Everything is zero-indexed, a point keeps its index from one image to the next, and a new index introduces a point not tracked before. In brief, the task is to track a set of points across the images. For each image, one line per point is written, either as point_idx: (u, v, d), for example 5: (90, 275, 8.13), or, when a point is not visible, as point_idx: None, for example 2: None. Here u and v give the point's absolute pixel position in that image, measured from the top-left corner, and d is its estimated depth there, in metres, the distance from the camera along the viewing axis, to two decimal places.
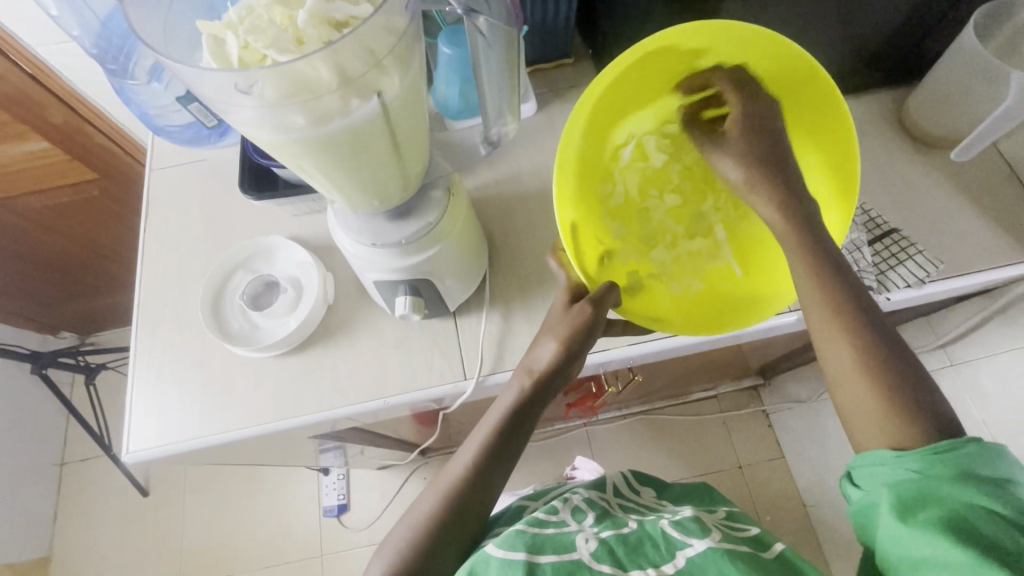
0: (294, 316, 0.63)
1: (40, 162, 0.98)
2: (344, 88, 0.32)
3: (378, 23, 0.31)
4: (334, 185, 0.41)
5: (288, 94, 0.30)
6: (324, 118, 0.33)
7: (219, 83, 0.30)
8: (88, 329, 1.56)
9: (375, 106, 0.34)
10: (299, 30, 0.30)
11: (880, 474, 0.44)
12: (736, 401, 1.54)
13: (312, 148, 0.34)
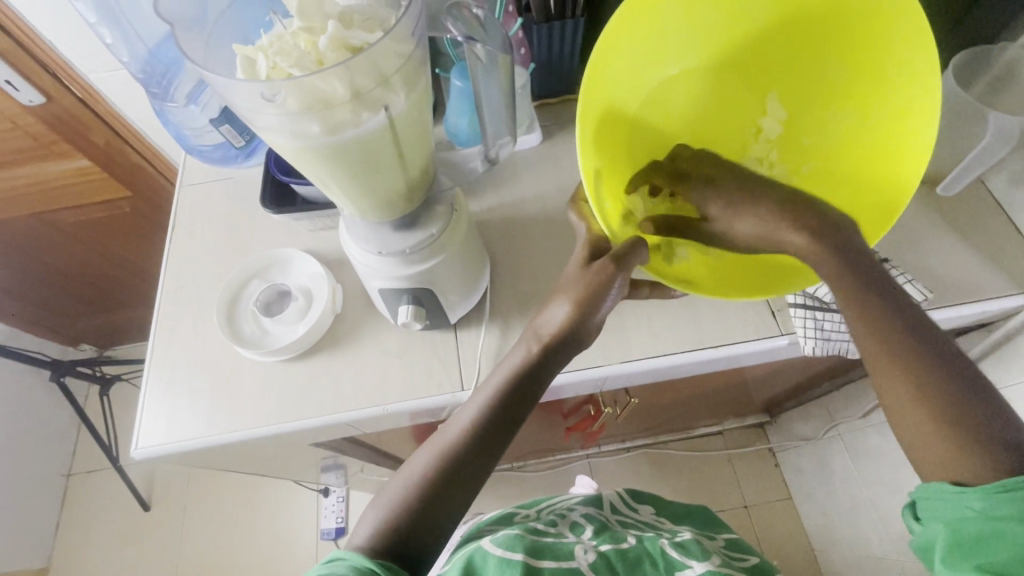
0: (303, 323, 0.66)
1: (80, 179, 1.06)
2: (356, 102, 0.36)
3: (386, 46, 0.35)
4: (345, 192, 0.45)
5: (305, 106, 0.35)
6: (337, 127, 0.37)
7: (248, 92, 0.35)
8: (107, 342, 1.61)
9: (383, 118, 0.38)
10: (319, 52, 0.34)
11: (940, 507, 0.46)
12: (742, 438, 1.52)
13: (327, 154, 0.38)
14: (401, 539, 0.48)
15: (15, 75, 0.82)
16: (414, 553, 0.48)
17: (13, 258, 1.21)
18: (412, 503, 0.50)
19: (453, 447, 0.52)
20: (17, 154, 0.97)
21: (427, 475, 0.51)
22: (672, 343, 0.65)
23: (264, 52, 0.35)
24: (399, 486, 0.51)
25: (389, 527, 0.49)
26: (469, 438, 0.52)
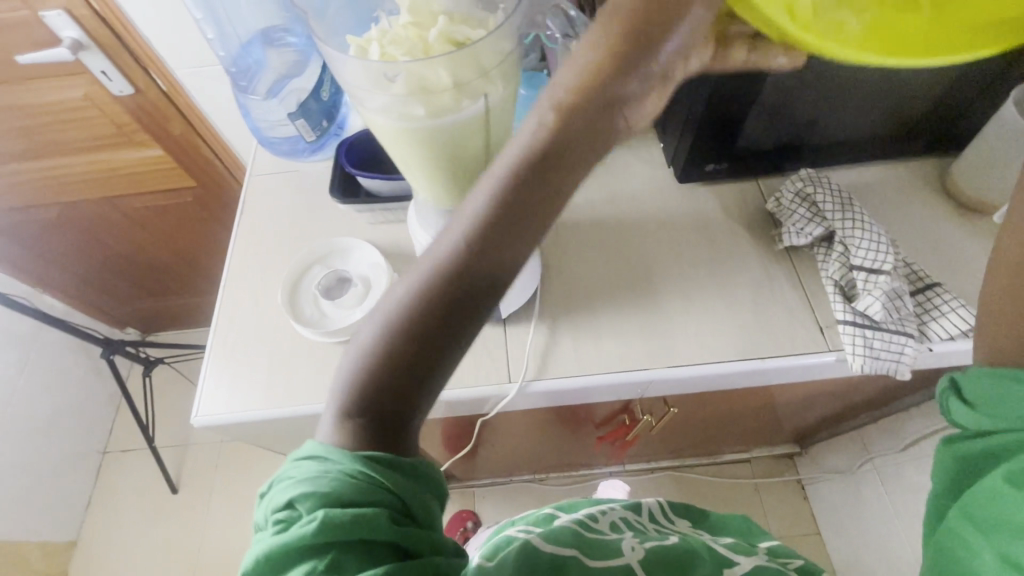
0: (360, 308, 0.69)
1: (151, 167, 1.12)
2: (458, 89, 0.38)
3: (490, 41, 0.38)
4: (428, 175, 0.47)
5: (412, 90, 0.38)
6: (438, 113, 0.39)
7: (363, 73, 0.38)
8: (151, 327, 1.68)
9: (480, 107, 0.40)
10: (428, 44, 0.38)
11: (1012, 397, 0.42)
12: (770, 468, 1.49)
13: (424, 138, 0.41)
14: (378, 403, 0.32)
15: (110, 66, 0.88)
16: (402, 421, 0.33)
17: (81, 238, 1.29)
18: (383, 359, 0.32)
19: (445, 264, 0.32)
20: (99, 139, 1.04)
21: (402, 313, 0.32)
22: (719, 352, 0.66)
23: (380, 41, 0.38)
24: (366, 336, 0.33)
25: (358, 387, 0.33)
26: (468, 255, 0.32)
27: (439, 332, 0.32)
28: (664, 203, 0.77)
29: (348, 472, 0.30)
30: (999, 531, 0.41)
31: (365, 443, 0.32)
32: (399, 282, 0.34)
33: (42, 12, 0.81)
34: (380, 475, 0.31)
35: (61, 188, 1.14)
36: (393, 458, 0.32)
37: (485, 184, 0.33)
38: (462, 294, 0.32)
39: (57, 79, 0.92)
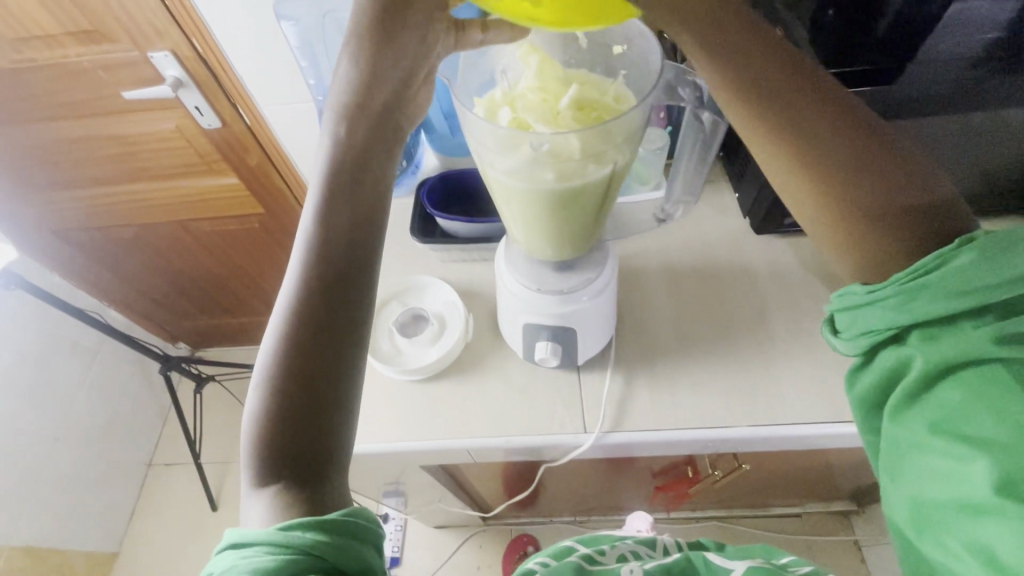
0: (436, 347, 0.70)
1: (225, 194, 1.17)
2: (587, 157, 0.40)
3: (629, 113, 0.39)
4: (535, 226, 0.49)
5: (543, 157, 0.39)
6: (566, 177, 0.41)
7: (496, 137, 0.40)
8: (201, 343, 1.72)
9: (606, 171, 0.41)
10: (559, 111, 0.39)
11: (864, 315, 0.44)
12: (825, 525, 1.41)
13: (549, 199, 0.42)
14: (287, 462, 0.38)
15: (204, 102, 0.94)
16: (315, 468, 0.38)
17: (151, 258, 1.35)
18: (273, 428, 0.38)
19: (290, 339, 0.39)
20: (182, 167, 1.10)
21: (277, 390, 0.39)
22: (803, 412, 0.63)
23: (516, 107, 0.40)
24: (252, 413, 0.39)
25: (265, 454, 0.38)
26: (309, 333, 0.40)
27: (310, 387, 0.39)
28: (739, 253, 0.76)
29: (279, 541, 0.34)
30: (903, 464, 0.42)
31: (289, 501, 0.37)
32: (262, 359, 0.40)
33: (150, 53, 0.88)
34: (313, 531, 0.35)
35: (140, 212, 1.20)
36: (320, 519, 0.35)
37: (292, 273, 0.41)
38: (311, 354, 0.39)
39: (153, 113, 0.99)
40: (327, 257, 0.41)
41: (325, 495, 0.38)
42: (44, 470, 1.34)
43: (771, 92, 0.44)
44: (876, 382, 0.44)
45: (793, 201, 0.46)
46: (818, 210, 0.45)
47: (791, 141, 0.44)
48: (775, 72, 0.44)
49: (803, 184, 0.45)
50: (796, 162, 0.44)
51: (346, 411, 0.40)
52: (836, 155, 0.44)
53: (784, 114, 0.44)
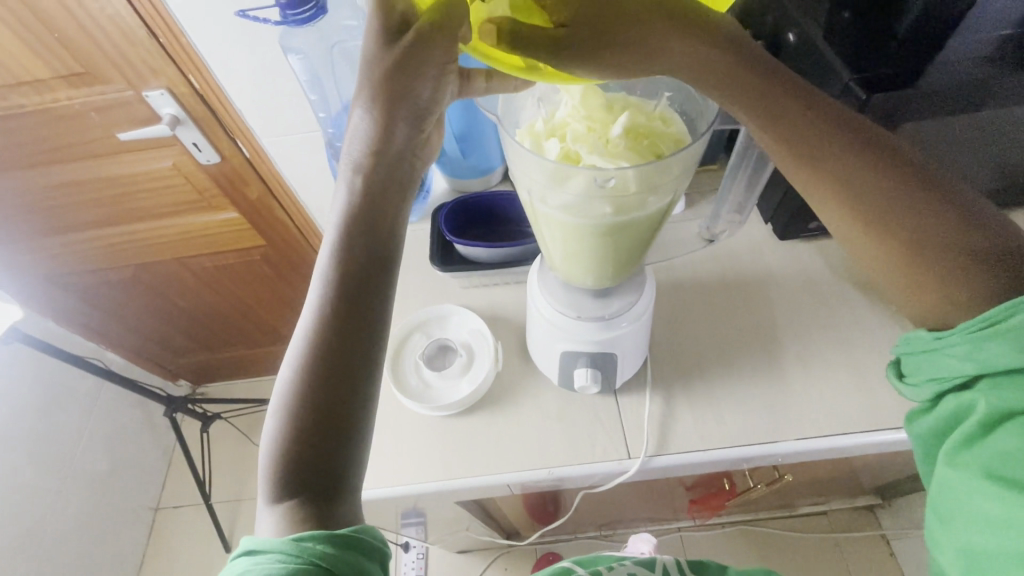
0: (466, 380, 0.68)
1: (224, 229, 1.13)
2: (647, 191, 0.38)
3: (695, 146, 0.38)
4: (580, 256, 0.47)
5: (600, 190, 0.38)
6: (624, 209, 0.40)
7: (549, 169, 0.38)
8: (202, 380, 1.68)
9: (664, 201, 0.41)
10: (611, 140, 0.38)
11: (932, 361, 0.41)
12: (849, 520, 1.37)
13: (605, 231, 0.42)
14: (301, 481, 0.36)
15: (202, 138, 0.92)
16: (330, 488, 0.37)
17: (149, 298, 1.30)
18: (290, 448, 0.37)
19: (312, 360, 0.38)
20: (180, 205, 1.07)
21: (297, 409, 0.37)
22: (851, 421, 0.62)
23: (567, 137, 0.39)
24: (272, 433, 0.38)
25: (281, 472, 0.37)
26: (332, 352, 0.38)
27: (329, 410, 0.37)
28: (764, 261, 0.75)
29: (289, 552, 0.34)
30: (950, 509, 0.39)
31: (304, 520, 0.36)
32: (283, 378, 0.38)
33: (145, 92, 0.85)
34: (322, 546, 0.34)
35: (137, 253, 1.17)
36: (331, 533, 0.35)
37: (314, 292, 0.40)
38: (332, 377, 0.38)
39: (149, 151, 0.96)
40: (351, 274, 0.39)
41: (340, 515, 0.37)
42: (50, 525, 1.28)
43: (815, 138, 0.39)
44: (938, 426, 0.41)
45: (847, 248, 0.43)
46: (878, 258, 0.41)
47: (841, 190, 0.40)
48: (817, 116, 0.39)
49: (859, 233, 0.40)
50: (850, 212, 0.40)
51: (363, 433, 0.38)
52: (892, 202, 0.39)
53: (831, 162, 0.39)
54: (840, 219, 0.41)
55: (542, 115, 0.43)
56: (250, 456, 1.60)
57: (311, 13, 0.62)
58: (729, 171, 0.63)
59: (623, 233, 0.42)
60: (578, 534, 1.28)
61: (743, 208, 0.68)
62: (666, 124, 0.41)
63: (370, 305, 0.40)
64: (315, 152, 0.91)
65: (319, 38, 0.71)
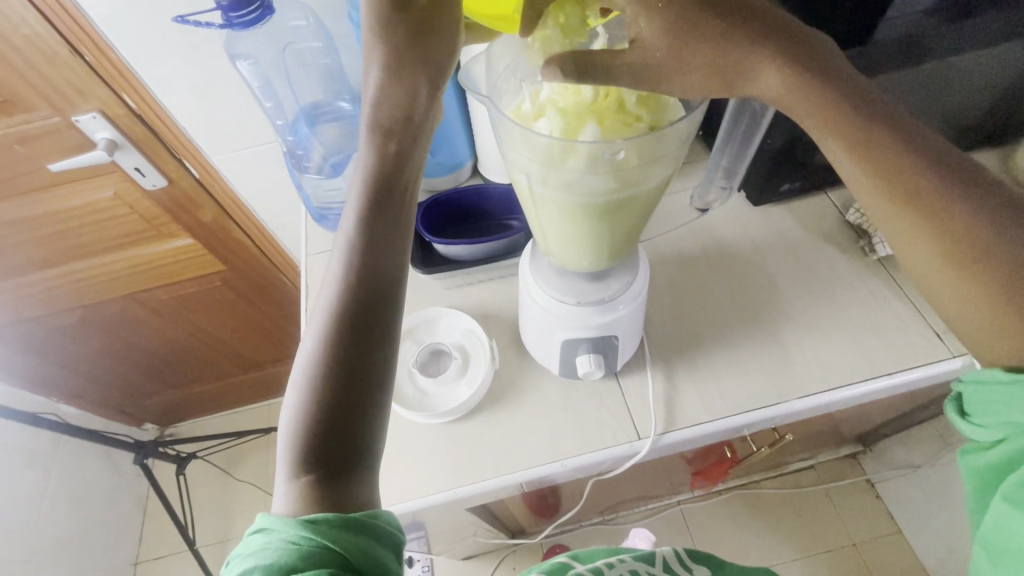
0: (464, 382, 0.65)
1: (178, 258, 1.06)
2: (648, 163, 0.38)
3: (694, 117, 0.38)
4: (581, 239, 0.46)
5: (601, 166, 0.38)
6: (627, 184, 0.40)
7: (554, 145, 0.37)
8: (170, 420, 1.57)
9: (664, 173, 0.41)
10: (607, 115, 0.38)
11: (1001, 406, 0.38)
12: (835, 470, 1.37)
13: (606, 207, 0.41)
14: (321, 456, 0.35)
15: (144, 161, 0.86)
16: (350, 465, 0.35)
17: (101, 340, 1.21)
18: (312, 419, 0.35)
19: (338, 328, 0.37)
20: (127, 236, 0.99)
21: (319, 378, 0.36)
22: (845, 374, 0.63)
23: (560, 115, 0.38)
24: (294, 404, 0.36)
25: (302, 444, 0.35)
26: (353, 322, 0.37)
27: (353, 381, 0.36)
28: (743, 228, 0.76)
29: (301, 532, 0.32)
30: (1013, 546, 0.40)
31: (320, 498, 0.34)
32: (305, 348, 0.37)
33: (75, 117, 0.78)
34: (335, 531, 0.32)
35: (84, 293, 1.08)
36: (344, 517, 0.33)
37: (336, 260, 0.39)
38: (356, 346, 0.37)
39: (85, 182, 0.89)
40: (375, 238, 0.39)
41: (358, 496, 0.35)
42: None
43: (918, 173, 0.37)
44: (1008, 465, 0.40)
45: (926, 288, 0.39)
46: (961, 301, 0.37)
47: (936, 227, 0.37)
48: (924, 152, 0.38)
49: (946, 274, 0.37)
50: (938, 247, 0.37)
51: (383, 408, 0.37)
52: (986, 248, 0.36)
53: (929, 197, 0.37)
54: (929, 258, 0.38)
55: (526, 92, 0.42)
56: (231, 494, 1.51)
57: (258, 14, 0.58)
58: (724, 136, 0.62)
59: (624, 209, 0.42)
60: (581, 522, 1.25)
61: (735, 168, 0.67)
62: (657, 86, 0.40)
63: (391, 275, 0.39)
64: (271, 164, 0.86)
65: (267, 40, 0.69)
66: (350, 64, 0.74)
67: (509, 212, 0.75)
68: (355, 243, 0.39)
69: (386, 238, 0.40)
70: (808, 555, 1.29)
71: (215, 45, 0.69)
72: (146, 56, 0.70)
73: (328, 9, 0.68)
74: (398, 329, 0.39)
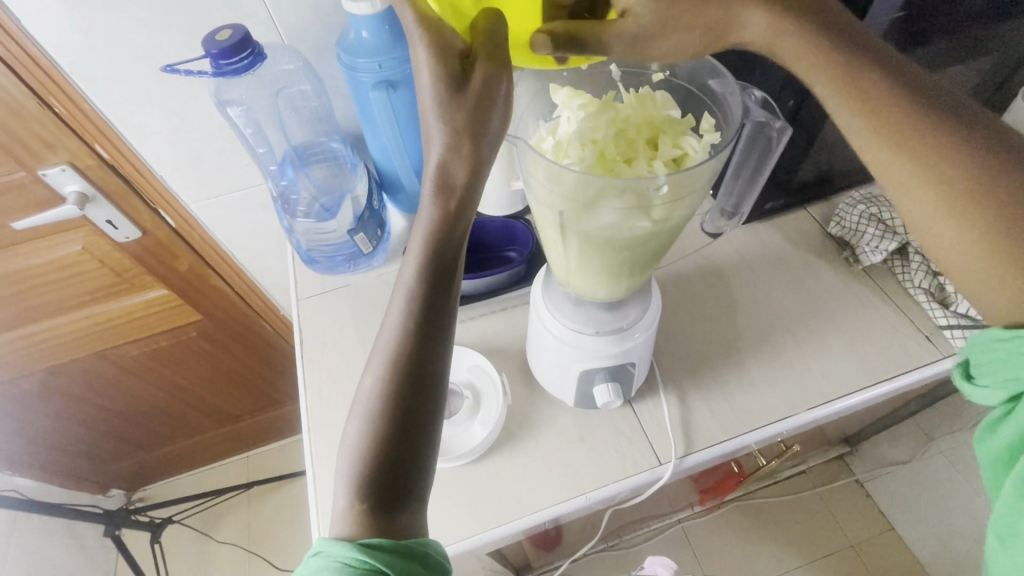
0: (478, 421, 0.63)
1: (150, 310, 1.00)
2: (674, 201, 0.38)
3: (721, 153, 0.38)
4: (603, 270, 0.46)
5: (628, 205, 0.38)
6: (657, 221, 0.40)
7: (586, 187, 0.37)
8: (138, 484, 1.46)
9: (693, 205, 0.41)
10: (631, 151, 0.38)
11: (1008, 363, 0.35)
12: (827, 472, 1.36)
13: (630, 241, 0.41)
14: (377, 489, 0.36)
15: (117, 213, 0.82)
16: (402, 497, 0.37)
17: (64, 405, 1.12)
18: (372, 451, 0.37)
19: (399, 369, 0.38)
20: (95, 291, 0.93)
21: (381, 415, 0.37)
22: (847, 383, 0.65)
23: (585, 142, 0.37)
24: (355, 434, 0.37)
25: (360, 476, 0.36)
26: (413, 365, 0.38)
27: (408, 421, 0.37)
28: (734, 245, 0.78)
29: (354, 558, 0.33)
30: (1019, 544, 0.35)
31: (374, 527, 0.35)
32: (367, 384, 0.38)
33: (41, 171, 0.74)
34: (390, 556, 0.34)
35: (44, 357, 1.00)
36: (396, 543, 0.35)
37: (400, 304, 0.39)
38: (415, 385, 0.38)
39: (51, 238, 0.83)
40: (437, 283, 0.38)
41: (408, 527, 0.36)
42: None
43: (881, 81, 0.39)
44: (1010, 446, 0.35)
45: (908, 208, 0.39)
46: (944, 218, 0.37)
47: (899, 127, 0.38)
48: (861, 58, 0.39)
49: (924, 186, 0.37)
50: (921, 170, 0.37)
51: (435, 444, 0.38)
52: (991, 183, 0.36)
53: (883, 90, 0.39)
54: (907, 174, 0.38)
55: (546, 130, 0.42)
56: (209, 559, 1.40)
57: (248, 61, 0.58)
58: (732, 167, 0.58)
59: (650, 242, 0.42)
60: (587, 552, 1.21)
61: (741, 203, 0.63)
62: (678, 114, 0.40)
63: (445, 316, 0.39)
64: (254, 210, 0.84)
65: (260, 86, 0.69)
66: (339, 104, 0.76)
67: (506, 244, 0.74)
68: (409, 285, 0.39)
69: (445, 281, 0.39)
70: (809, 561, 1.28)
71: (198, 93, 0.68)
72: (124, 107, 0.68)
73: (317, 51, 0.70)
74: (447, 372, 0.39)
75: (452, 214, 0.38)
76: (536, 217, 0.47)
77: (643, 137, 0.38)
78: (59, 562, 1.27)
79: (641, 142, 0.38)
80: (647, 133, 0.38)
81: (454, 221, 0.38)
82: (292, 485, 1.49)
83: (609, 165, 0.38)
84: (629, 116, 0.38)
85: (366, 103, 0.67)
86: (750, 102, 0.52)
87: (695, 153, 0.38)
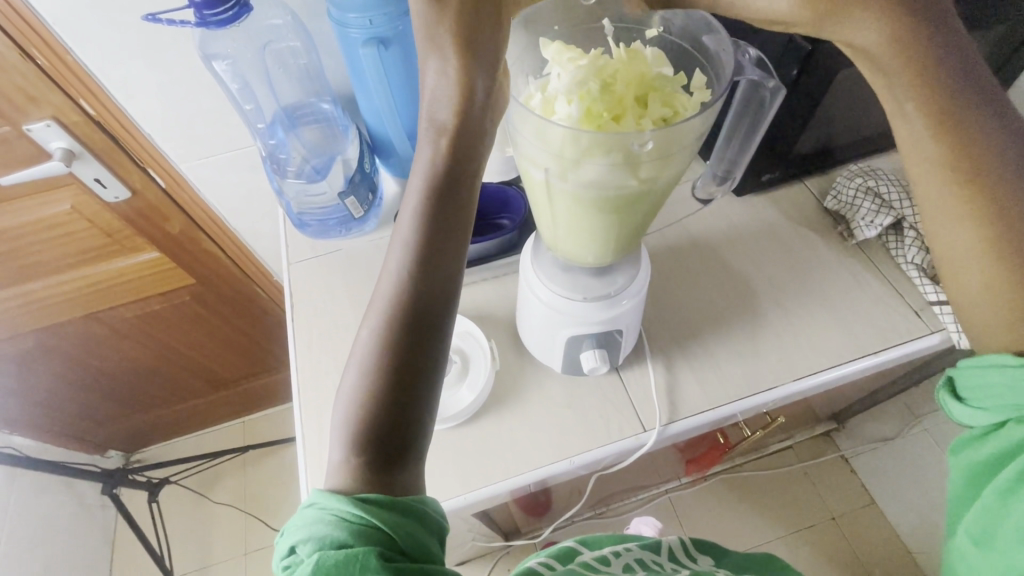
0: (466, 386, 0.64)
1: (142, 273, 1.00)
2: (660, 160, 0.38)
3: (709, 111, 0.37)
4: (589, 234, 0.46)
5: (613, 162, 0.37)
6: (644, 182, 0.39)
7: (572, 142, 0.36)
8: (136, 445, 1.48)
9: (682, 166, 0.41)
10: (617, 105, 0.37)
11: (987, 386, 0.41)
12: (813, 447, 1.39)
13: (614, 204, 0.41)
14: (376, 446, 0.36)
15: (106, 172, 0.81)
16: (400, 454, 0.36)
17: (61, 366, 1.13)
18: (371, 408, 0.36)
19: (397, 326, 0.37)
20: (85, 252, 0.93)
21: (379, 370, 0.36)
22: (834, 355, 0.65)
23: (571, 95, 0.37)
24: (351, 391, 0.37)
25: (355, 433, 0.36)
26: (411, 324, 0.37)
27: (406, 379, 0.37)
28: (728, 217, 0.77)
29: (347, 511, 0.34)
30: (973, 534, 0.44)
31: (372, 483, 0.35)
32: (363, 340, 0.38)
33: (25, 126, 0.73)
34: (385, 512, 0.34)
35: (37, 318, 1.00)
36: (391, 498, 0.35)
37: (400, 259, 0.38)
38: (415, 342, 0.37)
39: (38, 195, 0.82)
40: (433, 235, 0.38)
41: (405, 484, 0.36)
42: None
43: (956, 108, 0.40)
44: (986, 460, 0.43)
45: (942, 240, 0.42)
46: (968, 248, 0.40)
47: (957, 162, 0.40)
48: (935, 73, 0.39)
49: (969, 225, 0.40)
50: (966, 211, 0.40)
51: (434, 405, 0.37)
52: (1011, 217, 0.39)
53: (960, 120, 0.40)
54: (951, 211, 0.41)
55: (535, 85, 0.41)
56: (207, 519, 1.43)
57: (234, 12, 0.56)
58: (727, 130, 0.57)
59: (636, 204, 0.42)
60: (575, 518, 1.24)
61: (733, 168, 0.62)
62: (670, 71, 0.39)
63: (447, 276, 0.38)
64: (245, 172, 0.83)
65: (247, 40, 0.67)
66: (329, 62, 0.74)
67: (499, 211, 0.74)
68: (410, 243, 0.38)
69: (442, 240, 0.38)
70: (791, 532, 1.31)
71: (185, 45, 0.66)
72: (111, 62, 0.66)
73: (306, 7, 0.68)
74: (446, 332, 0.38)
75: (457, 167, 0.37)
76: (525, 179, 0.46)
77: (632, 93, 0.37)
78: (60, 519, 1.30)
79: (630, 100, 0.37)
80: (636, 90, 0.37)
81: (438, 179, 0.37)
82: (286, 449, 1.51)
83: (596, 121, 0.37)
84: (616, 71, 0.37)
85: (356, 60, 0.65)
86: (744, 61, 0.50)
87: (682, 113, 0.37)
